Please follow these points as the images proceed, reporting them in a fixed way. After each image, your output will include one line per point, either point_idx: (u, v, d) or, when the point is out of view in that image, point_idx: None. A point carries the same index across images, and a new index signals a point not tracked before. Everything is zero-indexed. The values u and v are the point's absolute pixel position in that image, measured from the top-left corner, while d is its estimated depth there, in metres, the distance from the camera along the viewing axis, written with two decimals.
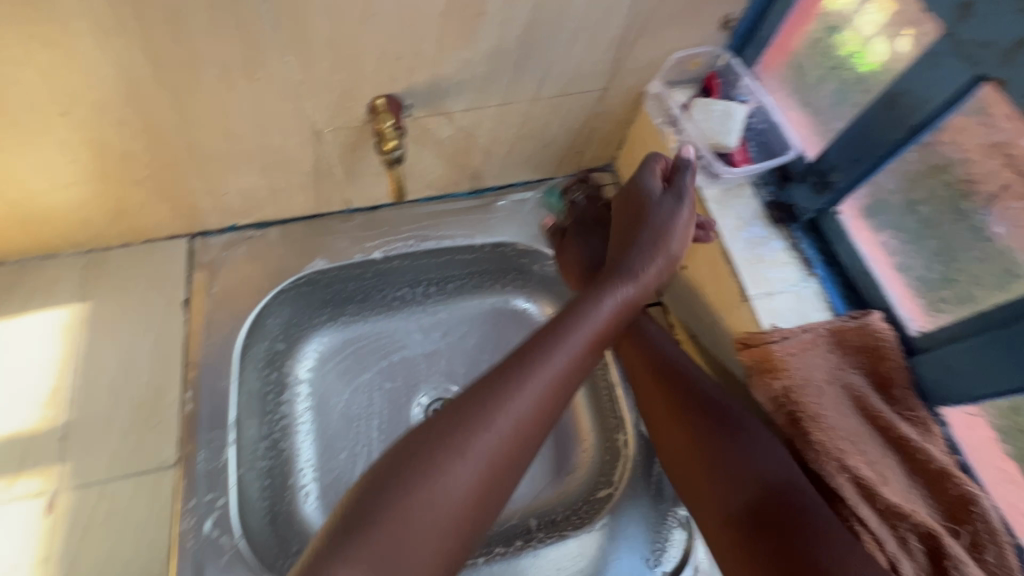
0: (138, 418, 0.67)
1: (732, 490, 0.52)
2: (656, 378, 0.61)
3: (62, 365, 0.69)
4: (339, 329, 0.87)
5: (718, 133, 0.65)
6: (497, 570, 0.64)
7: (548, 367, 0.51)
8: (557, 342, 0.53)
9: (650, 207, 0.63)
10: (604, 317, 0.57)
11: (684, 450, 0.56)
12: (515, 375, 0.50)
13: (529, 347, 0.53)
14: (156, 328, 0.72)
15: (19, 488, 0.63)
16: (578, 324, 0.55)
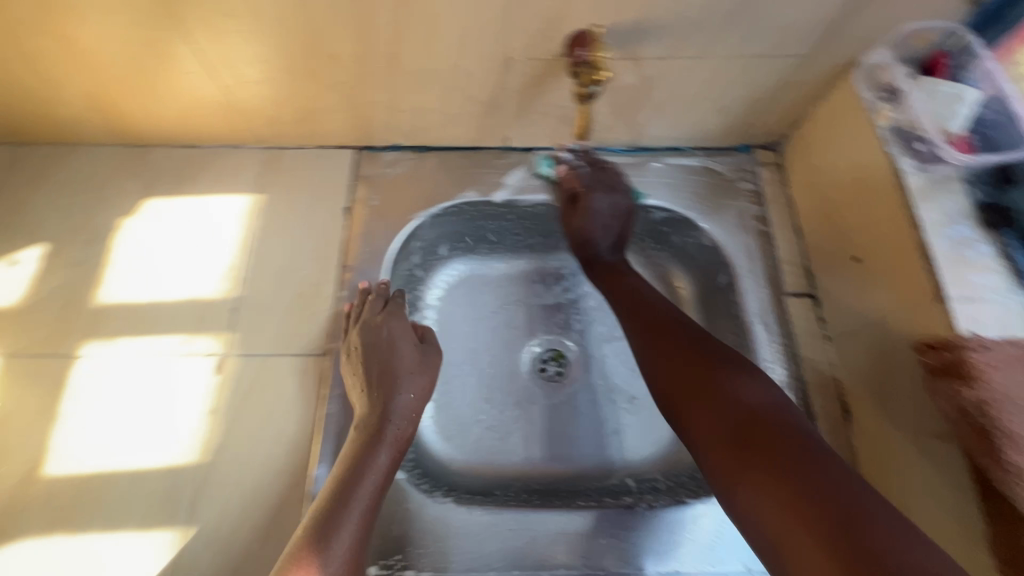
0: (298, 305, 0.73)
1: (722, 415, 0.53)
2: (655, 328, 0.65)
3: (239, 246, 0.76)
4: (470, 263, 0.91)
5: (935, 119, 0.60)
6: (610, 519, 0.66)
7: (364, 456, 0.59)
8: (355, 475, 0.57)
9: (389, 363, 0.66)
10: (379, 465, 0.59)
11: (676, 382, 0.59)
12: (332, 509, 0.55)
13: (343, 469, 0.58)
14: (319, 228, 0.77)
15: (196, 346, 0.70)
16: (373, 458, 0.59)
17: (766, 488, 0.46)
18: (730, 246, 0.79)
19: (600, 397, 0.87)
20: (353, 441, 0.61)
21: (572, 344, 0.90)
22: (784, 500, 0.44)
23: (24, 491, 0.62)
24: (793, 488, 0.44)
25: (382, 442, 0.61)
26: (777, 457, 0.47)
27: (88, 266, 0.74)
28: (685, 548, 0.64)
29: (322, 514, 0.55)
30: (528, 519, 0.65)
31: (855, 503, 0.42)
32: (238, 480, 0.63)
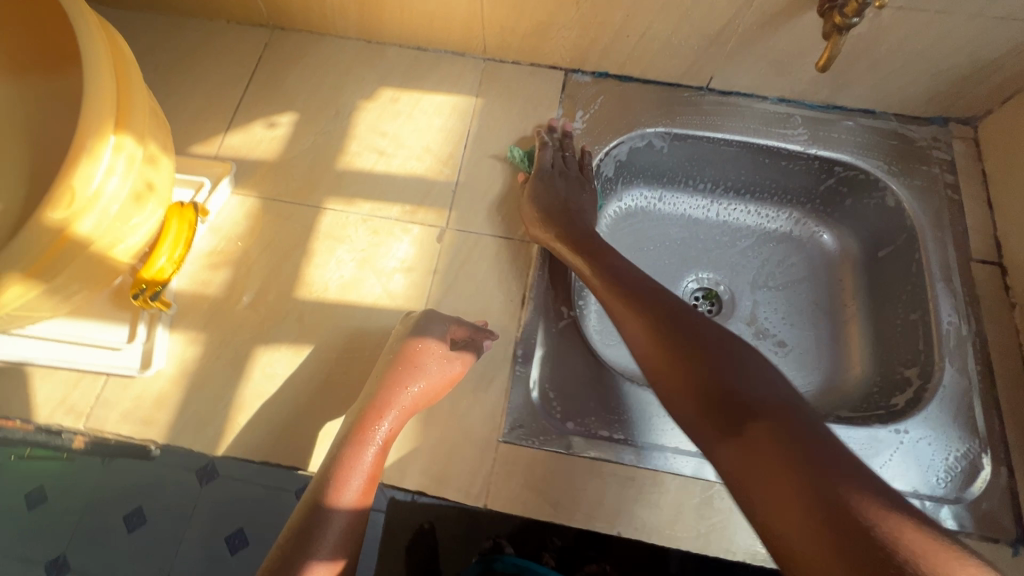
0: (510, 197, 0.81)
1: (705, 379, 0.50)
2: (635, 295, 0.60)
3: (458, 139, 0.85)
4: (643, 197, 0.99)
5: None
6: None
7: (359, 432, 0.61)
8: (342, 467, 0.59)
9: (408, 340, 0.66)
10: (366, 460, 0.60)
11: (696, 421, 0.50)
12: (318, 502, 0.58)
13: (334, 456, 0.60)
14: (530, 134, 0.85)
15: (419, 217, 0.79)
16: (359, 453, 0.60)
17: (771, 458, 0.43)
18: (916, 208, 0.82)
19: (749, 336, 0.92)
20: (342, 433, 0.62)
21: (724, 286, 0.96)
22: (794, 497, 0.41)
23: (281, 308, 0.73)
24: (778, 449, 0.43)
25: (370, 434, 0.61)
26: (770, 459, 0.43)
27: (331, 136, 0.84)
28: None
29: (307, 506, 0.58)
30: None
31: (839, 496, 0.40)
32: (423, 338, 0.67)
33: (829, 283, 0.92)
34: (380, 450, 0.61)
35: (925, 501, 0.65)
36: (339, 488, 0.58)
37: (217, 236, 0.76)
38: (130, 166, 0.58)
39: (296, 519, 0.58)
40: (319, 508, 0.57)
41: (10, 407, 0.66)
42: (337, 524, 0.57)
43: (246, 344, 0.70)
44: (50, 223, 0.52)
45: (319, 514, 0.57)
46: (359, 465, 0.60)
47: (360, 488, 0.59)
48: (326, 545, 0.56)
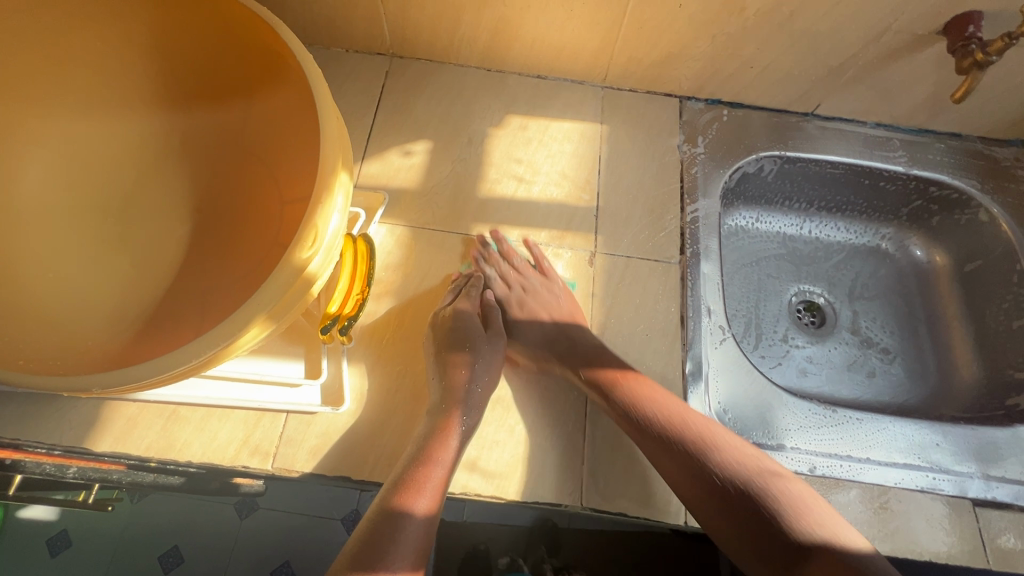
0: (649, 220, 0.84)
1: (730, 522, 0.58)
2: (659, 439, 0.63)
3: (590, 164, 0.87)
4: (745, 216, 1.03)
5: None
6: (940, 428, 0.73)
7: (432, 450, 0.60)
8: (420, 471, 0.58)
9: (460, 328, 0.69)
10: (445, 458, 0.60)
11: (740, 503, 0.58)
12: (394, 509, 0.54)
13: (412, 455, 0.59)
14: (658, 158, 0.89)
15: (568, 242, 0.81)
16: (439, 451, 0.60)
17: None
18: (1012, 222, 0.90)
19: (856, 344, 0.97)
20: (416, 438, 0.62)
21: (825, 298, 1.01)
22: None
23: None
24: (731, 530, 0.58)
25: (449, 431, 0.62)
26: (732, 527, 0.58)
27: (468, 164, 0.85)
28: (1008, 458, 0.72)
29: (379, 514, 0.54)
30: (872, 421, 0.73)
31: None
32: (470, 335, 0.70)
33: (924, 292, 0.99)
34: (457, 448, 0.61)
35: None
36: (412, 495, 0.56)
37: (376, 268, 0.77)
38: (346, 203, 0.57)
39: (362, 531, 0.54)
40: (388, 521, 0.53)
41: (193, 450, 0.64)
42: (415, 528, 0.54)
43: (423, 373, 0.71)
44: (295, 264, 0.51)
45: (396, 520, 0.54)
46: (430, 481, 0.57)
47: (437, 491, 0.57)
48: (404, 554, 0.52)
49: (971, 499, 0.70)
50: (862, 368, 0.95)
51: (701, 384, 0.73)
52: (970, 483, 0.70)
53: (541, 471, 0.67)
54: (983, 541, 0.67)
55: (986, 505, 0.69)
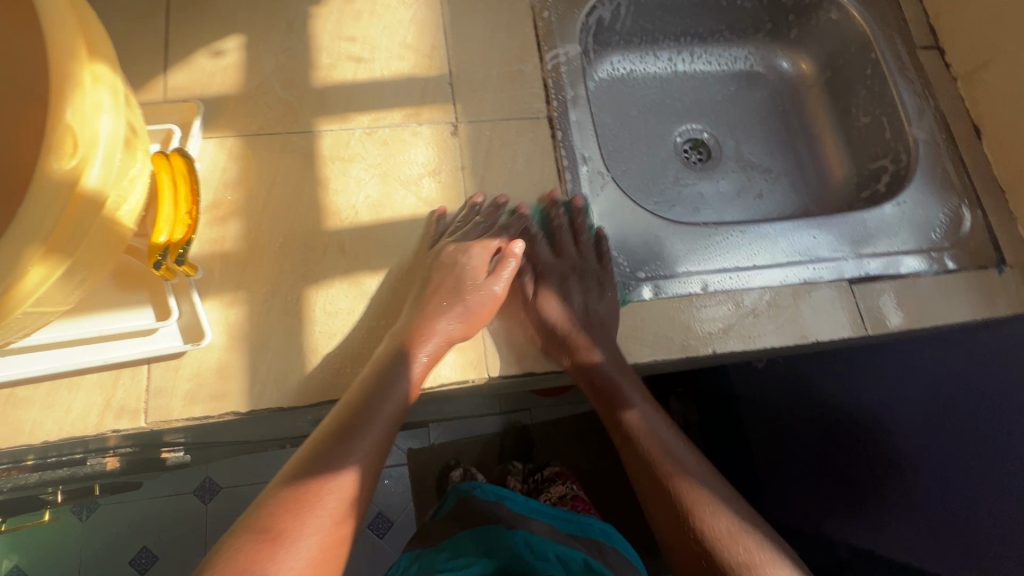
0: (509, 77, 0.77)
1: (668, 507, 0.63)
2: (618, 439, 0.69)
3: (435, 28, 0.78)
4: (616, 64, 0.98)
5: None
6: (813, 224, 0.76)
7: (392, 377, 0.58)
8: (404, 359, 0.60)
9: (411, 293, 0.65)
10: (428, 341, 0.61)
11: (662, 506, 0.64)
12: (351, 406, 0.57)
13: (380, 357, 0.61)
14: (507, 7, 0.80)
15: (425, 117, 0.74)
16: (426, 339, 0.61)
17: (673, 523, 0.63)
18: (863, 12, 0.89)
19: (741, 171, 0.98)
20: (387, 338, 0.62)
21: (707, 133, 1.01)
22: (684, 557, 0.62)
23: (316, 239, 0.66)
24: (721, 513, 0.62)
25: (437, 316, 0.63)
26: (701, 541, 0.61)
27: (296, 52, 0.74)
28: (873, 234, 0.77)
29: (341, 407, 0.58)
30: (752, 230, 0.75)
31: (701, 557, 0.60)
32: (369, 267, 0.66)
33: (797, 105, 0.99)
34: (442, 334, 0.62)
35: (933, 254, 0.76)
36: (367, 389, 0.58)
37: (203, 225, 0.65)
38: (116, 101, 0.47)
39: (302, 458, 0.55)
40: (342, 437, 0.55)
41: (47, 428, 0.58)
42: (370, 419, 0.56)
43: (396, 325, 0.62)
44: (55, 177, 0.42)
45: (359, 400, 0.57)
46: (404, 378, 0.59)
47: (409, 354, 0.60)
48: (359, 455, 0.55)
49: (847, 279, 0.74)
50: (751, 193, 0.96)
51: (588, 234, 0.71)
52: (844, 264, 0.74)
53: (441, 353, 0.64)
54: (859, 313, 0.72)
55: (861, 281, 0.74)
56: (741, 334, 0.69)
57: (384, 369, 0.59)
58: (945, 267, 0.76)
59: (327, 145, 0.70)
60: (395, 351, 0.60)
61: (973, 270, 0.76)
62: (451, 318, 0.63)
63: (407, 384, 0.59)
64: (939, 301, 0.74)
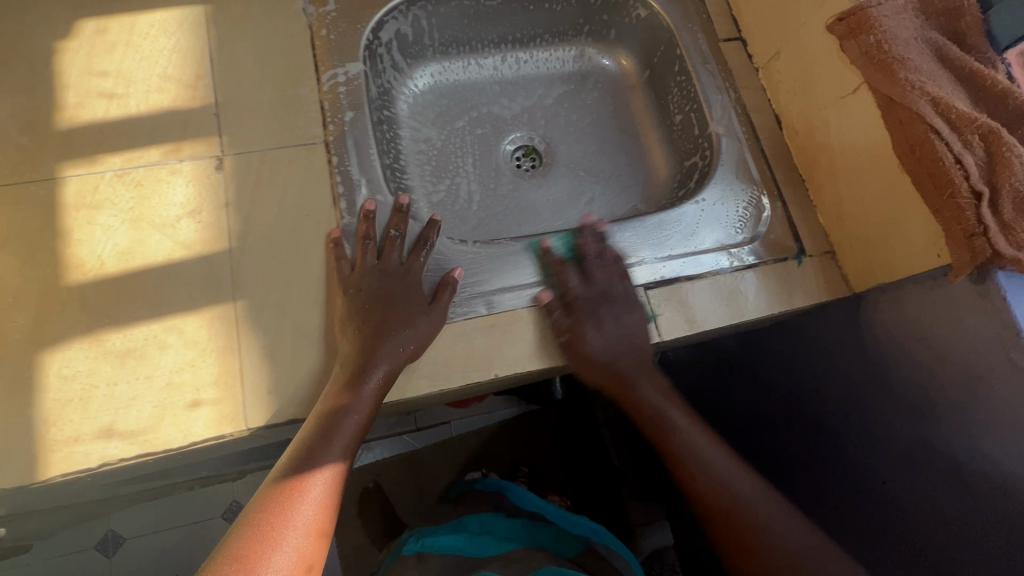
0: (282, 102, 0.73)
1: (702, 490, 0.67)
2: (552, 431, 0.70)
3: (199, 55, 0.73)
4: (433, 74, 0.94)
5: None
6: (608, 230, 0.75)
7: (337, 405, 0.59)
8: (352, 392, 0.59)
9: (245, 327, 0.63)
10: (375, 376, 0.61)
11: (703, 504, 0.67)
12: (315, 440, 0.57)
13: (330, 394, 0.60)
14: (280, 28, 0.76)
15: (186, 153, 0.69)
16: (367, 372, 0.60)
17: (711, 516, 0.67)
18: (666, 8, 0.88)
19: (573, 175, 0.96)
20: (337, 376, 0.61)
21: (538, 139, 0.98)
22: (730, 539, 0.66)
23: (53, 297, 0.61)
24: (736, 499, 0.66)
25: (382, 355, 0.61)
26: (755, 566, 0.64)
27: (39, 94, 0.69)
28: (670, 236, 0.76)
29: (305, 443, 0.58)
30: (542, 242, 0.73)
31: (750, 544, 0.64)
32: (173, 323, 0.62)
33: (625, 103, 0.98)
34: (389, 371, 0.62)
35: (731, 250, 0.75)
36: (344, 421, 0.58)
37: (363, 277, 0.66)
38: None
39: (284, 462, 0.57)
40: (314, 448, 0.57)
41: None
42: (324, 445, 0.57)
43: (357, 354, 0.61)
44: None
45: (321, 435, 0.58)
46: (354, 411, 0.59)
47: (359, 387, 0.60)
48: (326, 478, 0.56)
49: (642, 284, 0.72)
50: (582, 196, 0.94)
51: None
52: (639, 268, 0.73)
53: (194, 408, 0.60)
54: (653, 319, 0.70)
55: (655, 285, 0.72)
56: (525, 353, 0.67)
57: (340, 387, 0.60)
58: (744, 263, 0.75)
59: (72, 192, 0.65)
60: (338, 389, 0.60)
61: (771, 263, 0.75)
62: (394, 356, 0.62)
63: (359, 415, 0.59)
64: (735, 297, 0.73)
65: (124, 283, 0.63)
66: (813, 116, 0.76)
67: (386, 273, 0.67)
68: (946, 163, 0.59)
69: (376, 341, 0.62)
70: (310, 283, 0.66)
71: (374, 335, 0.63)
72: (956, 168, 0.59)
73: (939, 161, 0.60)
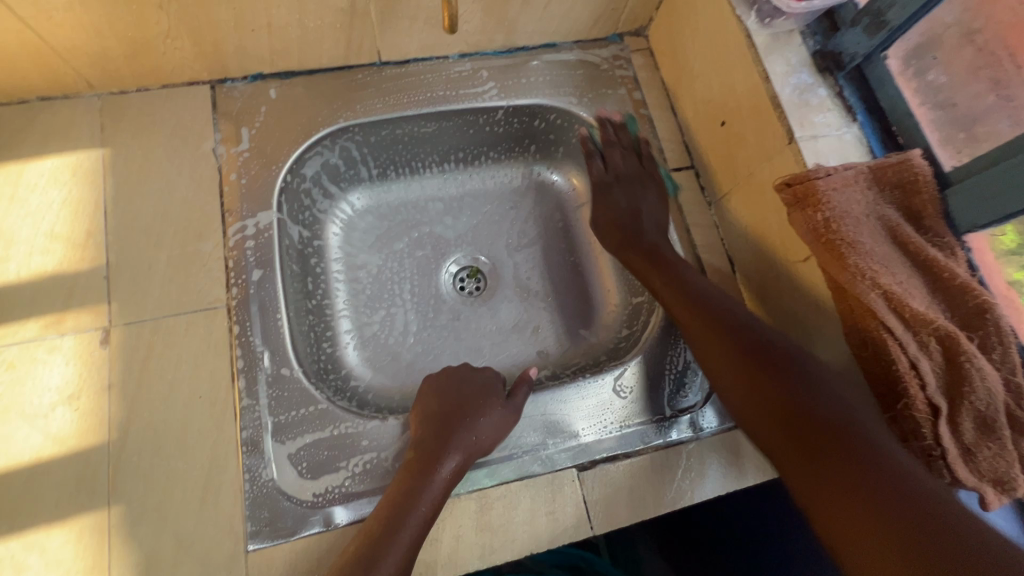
0: (182, 261, 0.66)
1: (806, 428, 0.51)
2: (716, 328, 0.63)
3: (93, 208, 0.67)
4: (368, 194, 0.87)
5: None
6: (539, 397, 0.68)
7: (416, 485, 0.58)
8: (425, 479, 0.58)
9: (120, 540, 0.56)
10: (442, 472, 0.59)
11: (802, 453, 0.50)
12: (391, 519, 0.55)
13: (403, 480, 0.58)
14: (187, 173, 0.70)
15: (69, 325, 0.62)
16: (435, 465, 0.59)
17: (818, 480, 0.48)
18: (613, 133, 0.82)
19: (520, 299, 0.88)
20: (407, 464, 0.60)
21: (483, 259, 0.90)
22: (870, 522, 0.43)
23: None
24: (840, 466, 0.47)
25: (446, 452, 0.60)
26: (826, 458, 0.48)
27: None
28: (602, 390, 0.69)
29: (377, 525, 0.55)
30: (471, 377, 0.69)
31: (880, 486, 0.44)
32: (35, 540, 0.55)
33: (577, 221, 0.91)
34: (455, 470, 0.60)
35: (675, 419, 0.69)
36: (416, 502, 0.57)
37: (443, 377, 0.68)
38: None
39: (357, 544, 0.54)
40: (388, 530, 0.54)
41: None
42: (405, 519, 0.55)
43: (430, 440, 0.61)
44: None
45: (400, 515, 0.55)
46: (424, 496, 0.57)
47: (428, 474, 0.59)
48: (394, 562, 0.53)
49: (574, 466, 0.65)
50: (528, 325, 0.86)
51: (261, 453, 0.61)
52: (580, 433, 0.66)
53: None
54: (586, 508, 0.63)
55: (590, 467, 0.65)
56: (439, 559, 0.59)
57: (412, 473, 0.59)
58: (692, 433, 0.68)
59: None
60: (415, 474, 0.59)
61: (723, 432, 0.68)
62: (458, 452, 0.61)
63: (425, 506, 0.57)
64: (679, 481, 0.65)
65: None
66: (766, 269, 0.70)
67: (472, 369, 0.70)
68: (900, 368, 0.53)
69: (454, 432, 0.62)
70: (200, 479, 0.59)
71: (451, 423, 0.63)
72: (911, 375, 0.52)
73: (893, 364, 0.53)
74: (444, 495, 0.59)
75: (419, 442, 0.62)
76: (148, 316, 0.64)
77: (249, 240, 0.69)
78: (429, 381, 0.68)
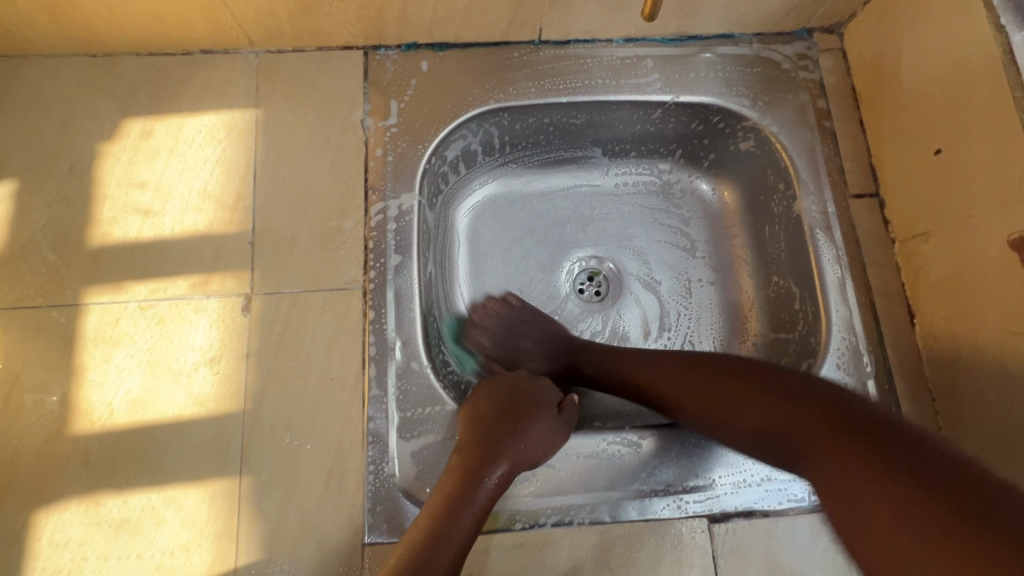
0: (323, 235, 0.65)
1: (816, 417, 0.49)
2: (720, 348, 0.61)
3: (243, 170, 0.66)
4: (498, 181, 0.82)
5: None
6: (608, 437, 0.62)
7: (461, 490, 0.53)
8: (470, 485, 0.54)
9: (248, 510, 0.57)
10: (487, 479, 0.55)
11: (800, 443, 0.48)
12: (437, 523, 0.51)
13: (450, 484, 0.54)
14: (334, 143, 0.68)
15: (215, 287, 0.63)
16: (481, 473, 0.55)
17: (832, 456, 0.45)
18: (788, 144, 0.72)
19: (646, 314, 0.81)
20: (454, 467, 0.56)
21: None
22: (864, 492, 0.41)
23: (56, 452, 0.57)
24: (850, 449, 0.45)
25: (494, 461, 0.56)
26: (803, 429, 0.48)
27: (74, 202, 0.64)
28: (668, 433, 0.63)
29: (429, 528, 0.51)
30: (527, 384, 0.63)
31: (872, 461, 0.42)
32: (172, 496, 0.56)
33: (720, 237, 0.82)
34: (500, 481, 0.55)
35: None
36: (460, 510, 0.52)
37: (498, 378, 0.63)
38: None
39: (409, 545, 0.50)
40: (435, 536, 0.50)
41: None
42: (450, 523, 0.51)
43: (478, 445, 0.57)
44: None
45: (445, 524, 0.51)
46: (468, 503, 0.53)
47: (471, 477, 0.54)
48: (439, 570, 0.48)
49: (705, 516, 0.59)
50: None
51: (384, 447, 0.59)
52: (678, 477, 0.61)
53: None
54: (713, 563, 0.58)
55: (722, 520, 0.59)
56: None
57: (459, 477, 0.54)
58: None
59: (89, 326, 0.61)
60: (458, 477, 0.54)
61: None
62: (507, 462, 0.56)
63: (466, 515, 0.52)
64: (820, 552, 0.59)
65: (128, 440, 0.58)
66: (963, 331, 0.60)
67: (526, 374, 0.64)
68: None
69: (506, 440, 0.57)
70: (325, 462, 0.58)
71: (501, 428, 0.58)
72: None
73: None
74: (488, 506, 0.54)
75: (463, 445, 0.57)
76: (287, 288, 0.63)
77: (391, 221, 0.66)
78: (485, 381, 0.62)
